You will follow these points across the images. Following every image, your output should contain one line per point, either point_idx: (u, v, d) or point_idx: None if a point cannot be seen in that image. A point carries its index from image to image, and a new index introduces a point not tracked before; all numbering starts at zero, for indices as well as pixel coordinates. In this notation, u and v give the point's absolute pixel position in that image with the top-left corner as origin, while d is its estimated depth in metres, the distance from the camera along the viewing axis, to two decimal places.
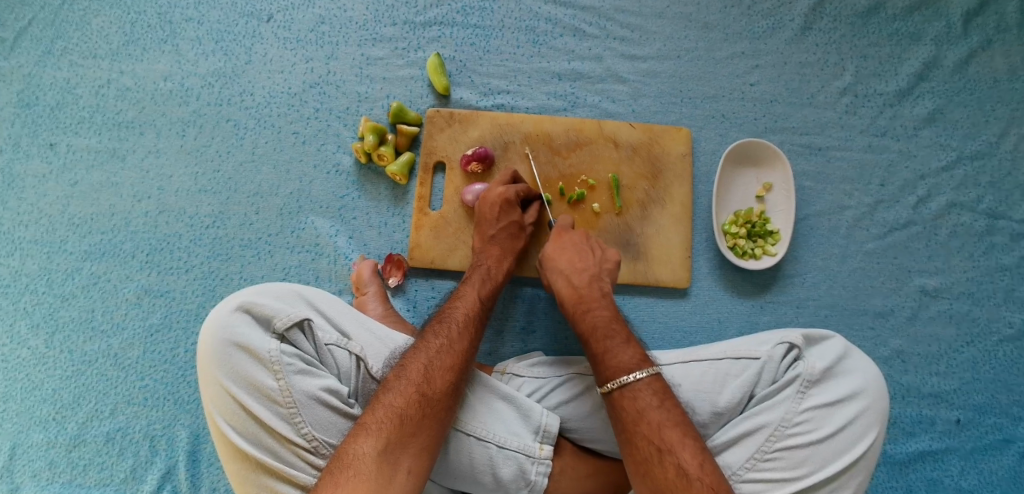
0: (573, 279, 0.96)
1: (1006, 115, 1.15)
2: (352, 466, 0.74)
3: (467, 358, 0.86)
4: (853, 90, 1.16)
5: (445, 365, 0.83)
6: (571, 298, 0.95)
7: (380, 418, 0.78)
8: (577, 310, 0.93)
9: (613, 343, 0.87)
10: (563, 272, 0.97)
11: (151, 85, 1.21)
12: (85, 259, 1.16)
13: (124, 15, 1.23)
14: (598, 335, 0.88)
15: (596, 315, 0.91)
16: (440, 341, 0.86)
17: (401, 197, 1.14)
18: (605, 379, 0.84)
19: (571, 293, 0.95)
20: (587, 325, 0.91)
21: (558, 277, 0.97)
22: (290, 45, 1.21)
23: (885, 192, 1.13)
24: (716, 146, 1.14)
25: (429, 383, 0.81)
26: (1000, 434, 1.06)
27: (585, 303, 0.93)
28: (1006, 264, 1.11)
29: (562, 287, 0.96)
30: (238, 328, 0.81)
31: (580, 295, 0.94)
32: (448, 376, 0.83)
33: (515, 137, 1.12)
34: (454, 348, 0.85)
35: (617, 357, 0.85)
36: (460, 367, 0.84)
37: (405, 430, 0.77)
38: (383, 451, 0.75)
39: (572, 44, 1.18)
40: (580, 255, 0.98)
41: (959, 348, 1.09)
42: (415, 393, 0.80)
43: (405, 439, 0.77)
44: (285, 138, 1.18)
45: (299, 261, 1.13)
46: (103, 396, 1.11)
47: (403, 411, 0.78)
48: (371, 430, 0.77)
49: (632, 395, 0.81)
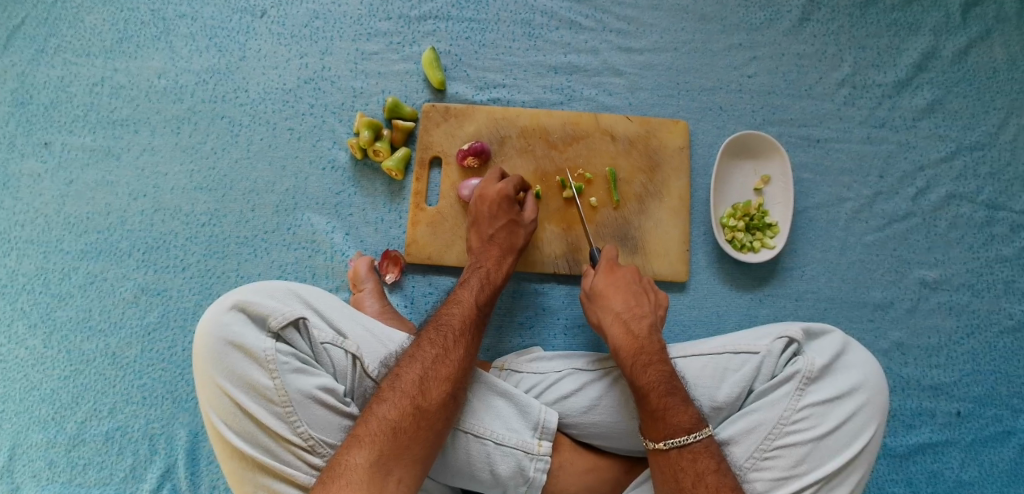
0: (632, 327, 0.91)
1: (1006, 105, 1.15)
2: (344, 476, 0.74)
3: (464, 367, 0.86)
4: (851, 81, 1.15)
5: (441, 375, 0.83)
6: (628, 348, 0.89)
7: (373, 430, 0.77)
8: (637, 362, 0.87)
9: (674, 400, 0.82)
10: (621, 319, 0.92)
11: (145, 82, 1.21)
12: (82, 258, 1.15)
13: (117, 12, 1.22)
14: (660, 389, 0.83)
15: (658, 368, 0.86)
16: (435, 352, 0.85)
17: (397, 192, 1.14)
18: (662, 436, 0.81)
19: (629, 341, 0.90)
20: (645, 373, 0.85)
21: (615, 322, 0.92)
22: (284, 40, 1.20)
23: (884, 184, 1.12)
24: (714, 139, 1.13)
25: (424, 395, 0.81)
26: (1000, 425, 1.06)
27: (646, 355, 0.87)
28: (1006, 255, 1.10)
29: (619, 334, 0.91)
30: (233, 327, 0.81)
31: (640, 346, 0.89)
32: (444, 387, 0.82)
33: (511, 131, 1.11)
34: (450, 359, 0.85)
35: (678, 412, 0.81)
36: (456, 378, 0.84)
37: (398, 443, 0.77)
38: (375, 463, 0.75)
39: (568, 37, 1.17)
40: (637, 298, 0.94)
41: (959, 340, 1.08)
42: (410, 405, 0.79)
43: (398, 452, 0.77)
44: (280, 134, 1.17)
45: (295, 258, 1.13)
46: (102, 396, 1.11)
47: (396, 423, 0.78)
48: (364, 441, 0.76)
49: (690, 457, 0.79)
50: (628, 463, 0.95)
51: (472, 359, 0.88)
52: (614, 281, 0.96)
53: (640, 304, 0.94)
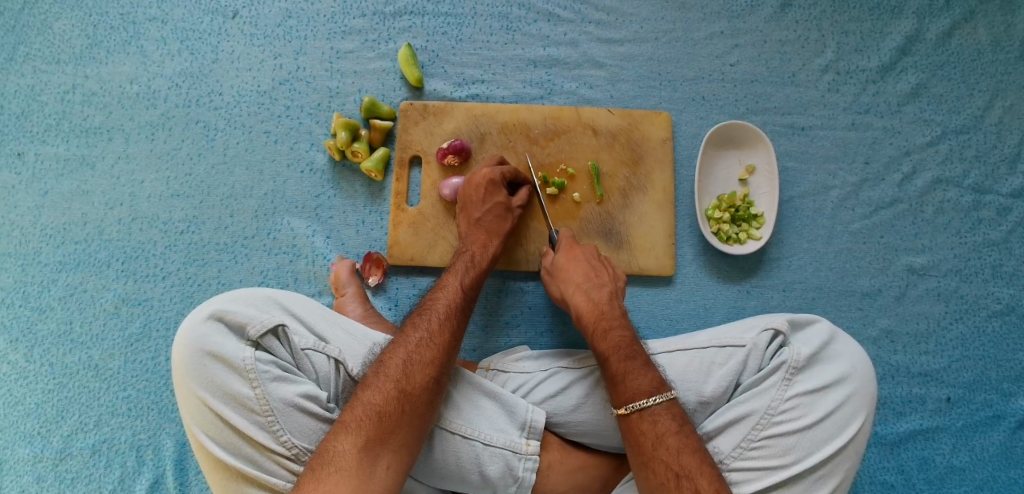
0: (592, 295, 0.91)
1: (991, 87, 1.13)
2: (332, 462, 0.73)
3: (449, 349, 0.84)
4: (834, 67, 1.14)
5: (425, 359, 0.82)
6: (590, 315, 0.90)
7: (358, 416, 0.76)
8: (598, 329, 0.88)
9: (634, 365, 0.82)
10: (581, 288, 0.92)
11: (118, 88, 1.18)
12: (60, 270, 1.13)
13: (86, 17, 1.20)
14: (623, 354, 0.84)
15: (619, 333, 0.87)
16: (418, 335, 0.84)
17: (377, 193, 1.12)
18: (622, 401, 0.80)
19: (591, 309, 0.90)
20: (605, 339, 0.86)
21: (576, 292, 0.92)
22: (258, 41, 1.17)
23: (870, 170, 1.11)
24: (697, 129, 1.12)
25: (409, 379, 0.79)
26: (990, 410, 1.05)
27: (607, 321, 0.88)
28: (993, 239, 1.10)
29: (580, 303, 0.91)
30: (211, 336, 0.79)
31: (601, 313, 0.90)
32: (427, 370, 0.81)
33: (492, 127, 1.10)
34: (434, 341, 0.83)
35: (637, 376, 0.81)
36: (440, 360, 0.82)
37: (385, 427, 0.76)
38: (362, 449, 0.74)
39: (546, 29, 1.14)
40: (597, 269, 0.95)
41: (947, 325, 1.08)
42: (394, 389, 0.78)
43: (385, 437, 0.75)
44: (257, 137, 1.15)
45: (276, 263, 1.11)
46: (86, 409, 1.10)
47: (381, 408, 0.77)
48: (350, 427, 0.76)
49: (651, 419, 0.78)
50: (617, 461, 0.94)
51: (458, 342, 0.86)
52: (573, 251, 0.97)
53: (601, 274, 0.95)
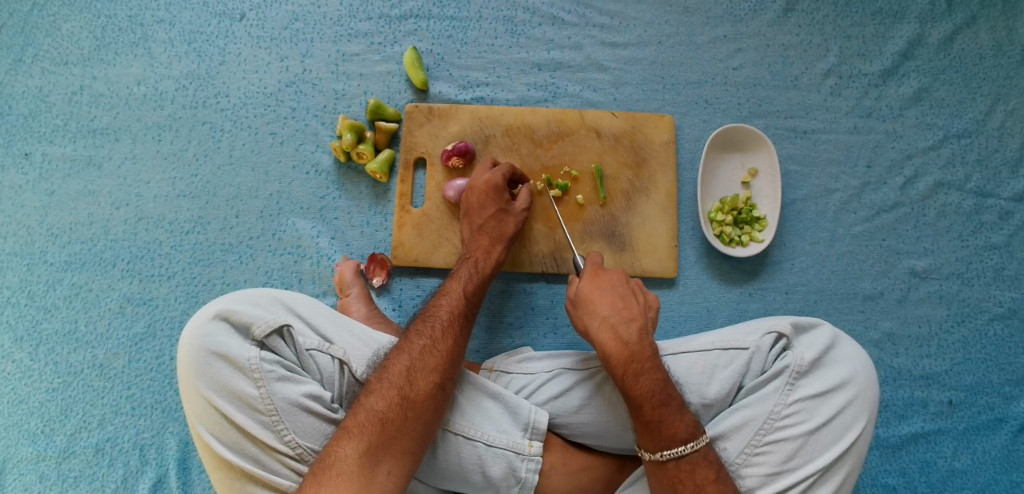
0: (621, 333, 0.86)
1: (993, 92, 1.14)
2: (334, 466, 0.74)
3: (453, 356, 0.84)
4: (837, 71, 1.14)
5: (428, 366, 0.82)
6: (620, 355, 0.84)
7: (361, 422, 0.77)
8: (628, 371, 0.83)
9: (669, 412, 0.80)
10: (609, 326, 0.87)
11: (125, 89, 1.19)
12: (66, 269, 1.14)
13: (94, 19, 1.21)
14: (655, 401, 0.80)
15: (650, 377, 0.82)
16: (423, 342, 0.84)
17: (382, 195, 1.13)
18: (659, 447, 0.80)
19: (620, 348, 0.85)
20: (635, 382, 0.82)
21: (602, 328, 0.87)
22: (264, 43, 1.18)
23: (872, 173, 1.12)
24: (700, 132, 1.12)
25: (412, 385, 0.80)
26: (992, 413, 1.05)
27: (638, 364, 0.83)
28: (995, 243, 1.10)
29: (607, 341, 0.86)
30: (216, 336, 0.80)
31: (631, 353, 0.84)
32: (431, 377, 0.81)
33: (496, 130, 1.10)
34: (438, 348, 0.84)
35: (675, 424, 0.79)
36: (444, 367, 0.83)
37: (386, 433, 0.76)
38: (363, 454, 0.75)
39: (551, 33, 1.15)
40: (624, 301, 0.90)
41: (949, 329, 1.08)
42: (397, 395, 0.79)
43: (387, 442, 0.76)
44: (263, 138, 1.16)
45: (281, 264, 1.12)
46: (90, 407, 1.10)
47: (384, 414, 0.77)
48: (352, 432, 0.76)
49: (688, 467, 0.79)
50: (620, 461, 0.94)
51: (461, 350, 0.86)
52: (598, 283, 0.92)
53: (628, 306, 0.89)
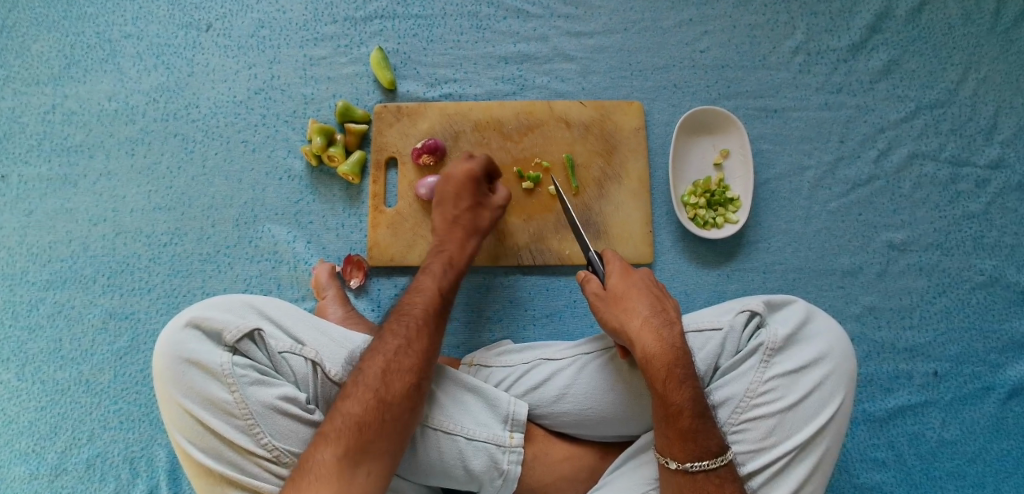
0: (666, 334, 0.80)
1: (963, 60, 1.13)
2: (313, 471, 0.72)
3: (428, 357, 0.83)
4: (805, 48, 1.14)
5: (404, 366, 0.80)
6: (664, 359, 0.79)
7: (338, 426, 0.75)
8: (670, 376, 0.78)
9: (704, 422, 0.77)
10: (652, 325, 0.81)
11: (96, 106, 1.19)
12: (47, 288, 1.14)
13: (62, 37, 1.21)
14: (693, 409, 0.77)
15: (693, 386, 0.78)
16: (397, 343, 0.82)
17: (355, 196, 1.13)
18: (687, 457, 0.76)
19: (666, 351, 0.79)
20: (675, 389, 0.77)
21: (647, 331, 0.81)
22: (232, 52, 1.19)
23: (845, 148, 1.11)
24: (670, 117, 1.12)
25: (388, 387, 0.78)
26: (979, 382, 1.05)
27: (683, 369, 0.78)
28: (973, 211, 1.09)
29: (652, 343, 0.80)
30: (188, 344, 0.80)
31: (676, 358, 0.79)
32: (406, 377, 0.79)
33: (465, 125, 1.10)
34: (413, 347, 0.82)
35: (710, 434, 0.77)
36: (420, 367, 0.81)
37: (364, 436, 0.74)
38: (343, 458, 0.73)
39: (516, 26, 1.15)
40: (662, 303, 0.85)
41: (931, 300, 1.07)
42: (373, 398, 0.77)
43: (365, 445, 0.74)
44: (235, 147, 1.16)
45: (259, 271, 1.12)
46: (79, 424, 1.10)
47: (361, 418, 0.75)
48: (329, 436, 0.74)
49: (717, 481, 0.76)
50: (602, 450, 0.94)
51: (434, 346, 0.84)
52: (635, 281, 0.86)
53: (668, 308, 0.85)
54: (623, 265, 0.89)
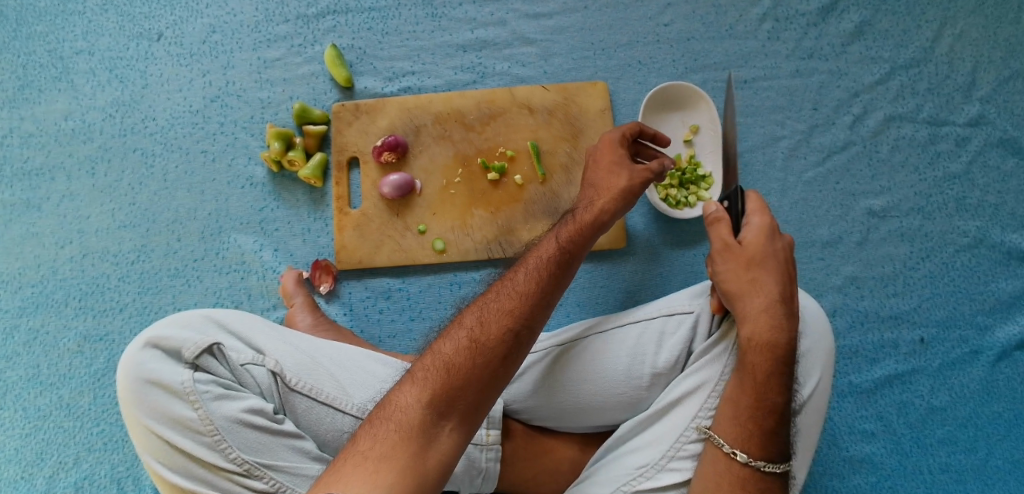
0: (786, 327, 0.75)
1: (938, 16, 1.09)
2: (395, 417, 0.63)
3: (536, 304, 0.71)
4: (773, 14, 1.10)
5: (503, 309, 0.70)
6: (765, 346, 0.74)
7: (428, 366, 0.67)
8: (771, 371, 0.73)
9: (778, 420, 0.72)
10: (773, 312, 0.75)
11: (53, 126, 1.17)
12: (19, 315, 1.13)
13: (14, 58, 1.18)
14: (781, 412, 0.73)
15: (791, 387, 0.74)
16: (504, 285, 0.73)
17: (320, 200, 1.10)
18: (753, 451, 0.72)
19: (772, 343, 0.74)
20: (773, 386, 0.73)
21: (763, 318, 0.75)
22: (185, 60, 1.16)
23: (819, 115, 1.08)
24: (636, 95, 1.09)
25: (483, 328, 0.69)
26: (967, 346, 1.02)
27: (788, 370, 0.74)
28: (954, 172, 1.06)
29: (761, 330, 0.75)
30: (148, 364, 0.79)
31: (778, 351, 0.74)
32: (505, 321, 0.69)
33: (426, 119, 1.07)
34: (518, 292, 0.72)
35: (783, 435, 0.73)
36: (523, 313, 0.70)
37: (451, 383, 0.65)
38: (427, 406, 0.63)
39: (473, 12, 1.12)
40: (790, 290, 0.77)
41: (914, 265, 1.04)
42: (467, 339, 0.68)
43: (454, 393, 0.64)
44: (195, 157, 1.14)
45: (229, 283, 1.10)
46: (64, 448, 1.09)
47: (451, 359, 0.66)
48: (418, 379, 0.66)
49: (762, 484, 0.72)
50: (582, 441, 0.92)
51: (548, 301, 0.73)
52: (773, 248, 0.78)
53: (794, 295, 0.78)
54: (766, 226, 0.79)
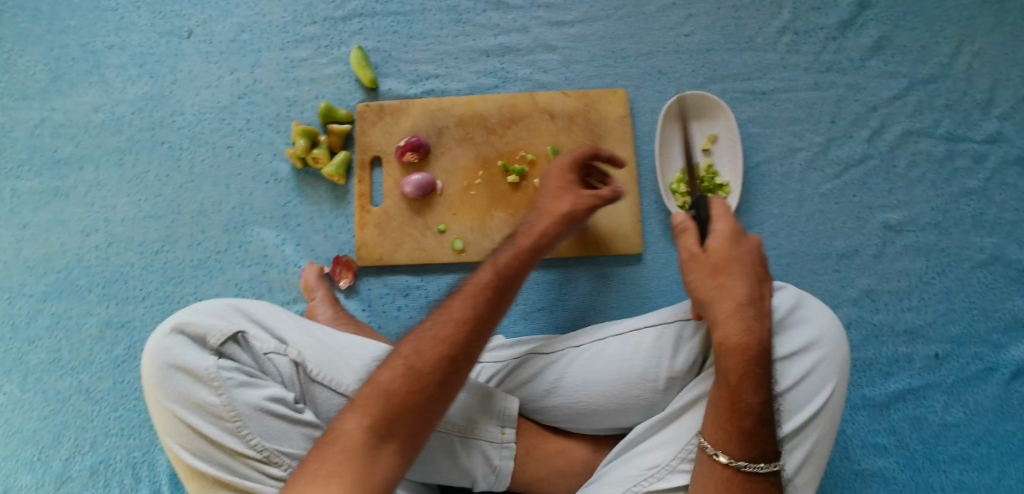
0: (756, 327, 0.77)
1: (956, 33, 1.11)
2: (337, 442, 0.65)
3: (477, 327, 0.74)
4: (792, 28, 1.11)
5: (439, 335, 0.72)
6: (740, 348, 0.76)
7: (366, 395, 0.69)
8: (748, 371, 0.75)
9: (761, 420, 0.73)
10: (744, 313, 0.78)
11: (84, 118, 1.20)
12: (43, 300, 1.15)
13: (48, 51, 1.22)
14: (761, 412, 0.73)
15: (767, 386, 0.75)
16: (438, 313, 0.75)
17: (342, 197, 1.12)
18: (739, 453, 0.73)
19: (745, 343, 0.76)
20: (747, 387, 0.74)
21: (732, 318, 0.77)
22: (213, 58, 1.18)
23: (837, 128, 1.09)
24: (656, 103, 1.10)
25: (418, 355, 0.71)
26: (982, 363, 1.02)
27: (762, 367, 0.75)
28: (971, 188, 1.07)
29: (733, 330, 0.76)
30: (174, 349, 0.81)
31: (753, 351, 0.76)
32: (442, 346, 0.71)
33: (448, 121, 1.09)
34: (454, 318, 0.74)
35: (768, 437, 0.73)
36: (461, 337, 0.72)
37: (391, 408, 0.67)
38: (368, 430, 0.66)
39: (496, 18, 1.14)
40: (758, 289, 0.80)
41: (929, 280, 1.05)
42: (404, 366, 0.70)
43: (392, 419, 0.67)
44: (221, 152, 1.16)
45: (250, 275, 1.12)
46: (82, 431, 1.11)
47: (389, 386, 0.69)
48: (357, 407, 0.68)
49: (756, 484, 0.73)
50: (594, 442, 0.93)
51: (487, 323, 0.75)
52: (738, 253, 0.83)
53: (762, 296, 0.80)
54: (730, 232, 0.85)
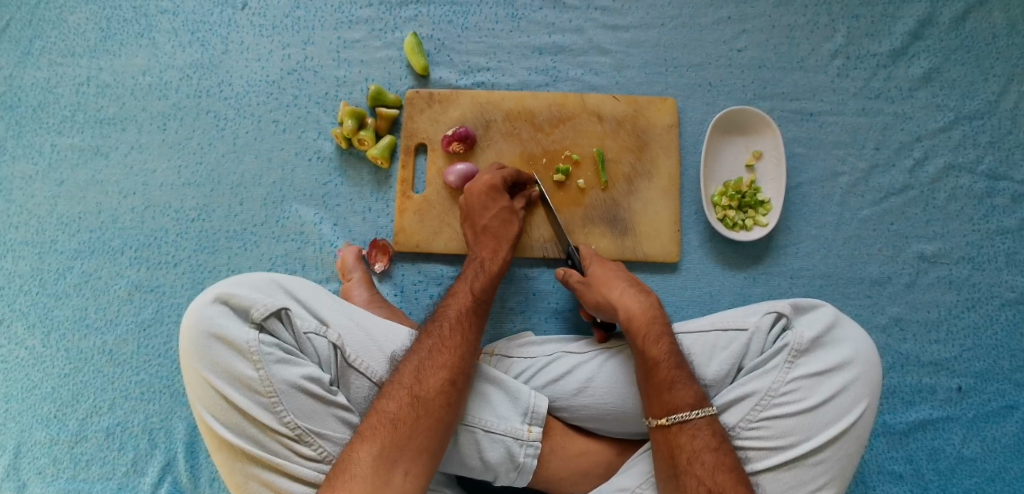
0: (643, 298, 0.88)
1: (1006, 72, 1.11)
2: (348, 470, 0.73)
3: (466, 357, 0.83)
4: (844, 52, 1.12)
5: (438, 363, 0.81)
6: (641, 317, 0.86)
7: (373, 425, 0.76)
8: (648, 332, 0.84)
9: (682, 375, 0.81)
10: (631, 291, 0.89)
11: (130, 80, 1.20)
12: (76, 257, 1.15)
13: (100, 11, 1.22)
14: (671, 361, 0.82)
15: (669, 341, 0.84)
16: (432, 341, 0.83)
17: (383, 181, 1.13)
18: (664, 412, 0.79)
19: (642, 311, 0.87)
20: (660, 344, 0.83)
21: (623, 293, 0.89)
22: (266, 32, 1.19)
23: (880, 156, 1.10)
24: (703, 116, 1.11)
25: (422, 383, 0.79)
26: (1003, 400, 1.03)
27: (659, 326, 0.85)
28: (1007, 227, 1.07)
29: (630, 303, 0.88)
30: (216, 319, 0.79)
31: (653, 317, 0.86)
32: (441, 374, 0.80)
33: (496, 114, 1.10)
34: (448, 345, 0.83)
35: (684, 388, 0.79)
36: (456, 364, 0.82)
37: (400, 433, 0.75)
38: (379, 457, 0.73)
39: (552, 16, 1.15)
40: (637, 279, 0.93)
41: (959, 314, 1.06)
42: (407, 395, 0.78)
43: (402, 443, 0.75)
44: (266, 126, 1.17)
45: (285, 251, 1.12)
46: (101, 392, 1.11)
47: (396, 414, 0.76)
48: (366, 436, 0.75)
49: (691, 433, 0.77)
50: (620, 445, 0.94)
51: (474, 346, 0.85)
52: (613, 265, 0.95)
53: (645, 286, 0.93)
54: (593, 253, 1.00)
